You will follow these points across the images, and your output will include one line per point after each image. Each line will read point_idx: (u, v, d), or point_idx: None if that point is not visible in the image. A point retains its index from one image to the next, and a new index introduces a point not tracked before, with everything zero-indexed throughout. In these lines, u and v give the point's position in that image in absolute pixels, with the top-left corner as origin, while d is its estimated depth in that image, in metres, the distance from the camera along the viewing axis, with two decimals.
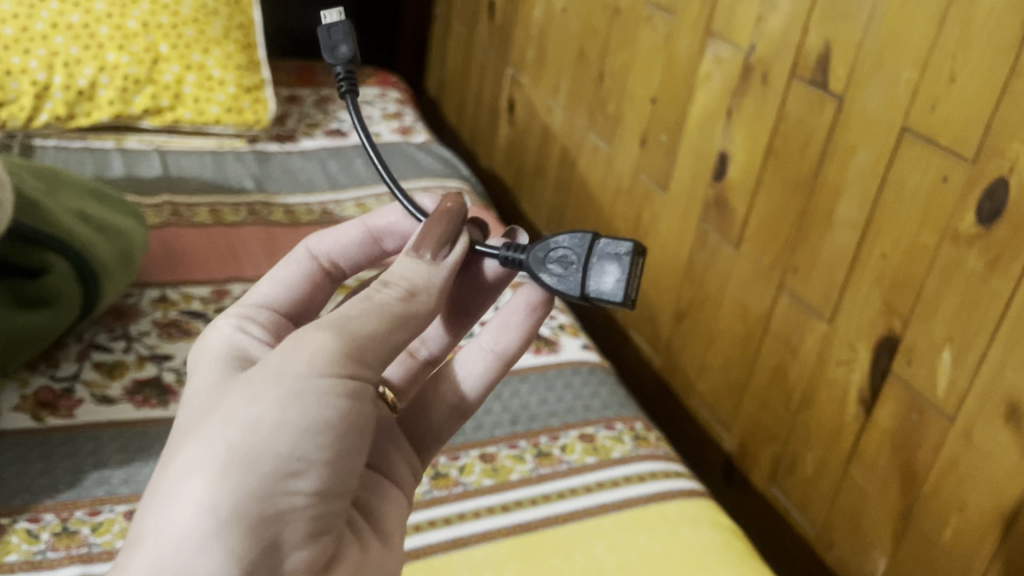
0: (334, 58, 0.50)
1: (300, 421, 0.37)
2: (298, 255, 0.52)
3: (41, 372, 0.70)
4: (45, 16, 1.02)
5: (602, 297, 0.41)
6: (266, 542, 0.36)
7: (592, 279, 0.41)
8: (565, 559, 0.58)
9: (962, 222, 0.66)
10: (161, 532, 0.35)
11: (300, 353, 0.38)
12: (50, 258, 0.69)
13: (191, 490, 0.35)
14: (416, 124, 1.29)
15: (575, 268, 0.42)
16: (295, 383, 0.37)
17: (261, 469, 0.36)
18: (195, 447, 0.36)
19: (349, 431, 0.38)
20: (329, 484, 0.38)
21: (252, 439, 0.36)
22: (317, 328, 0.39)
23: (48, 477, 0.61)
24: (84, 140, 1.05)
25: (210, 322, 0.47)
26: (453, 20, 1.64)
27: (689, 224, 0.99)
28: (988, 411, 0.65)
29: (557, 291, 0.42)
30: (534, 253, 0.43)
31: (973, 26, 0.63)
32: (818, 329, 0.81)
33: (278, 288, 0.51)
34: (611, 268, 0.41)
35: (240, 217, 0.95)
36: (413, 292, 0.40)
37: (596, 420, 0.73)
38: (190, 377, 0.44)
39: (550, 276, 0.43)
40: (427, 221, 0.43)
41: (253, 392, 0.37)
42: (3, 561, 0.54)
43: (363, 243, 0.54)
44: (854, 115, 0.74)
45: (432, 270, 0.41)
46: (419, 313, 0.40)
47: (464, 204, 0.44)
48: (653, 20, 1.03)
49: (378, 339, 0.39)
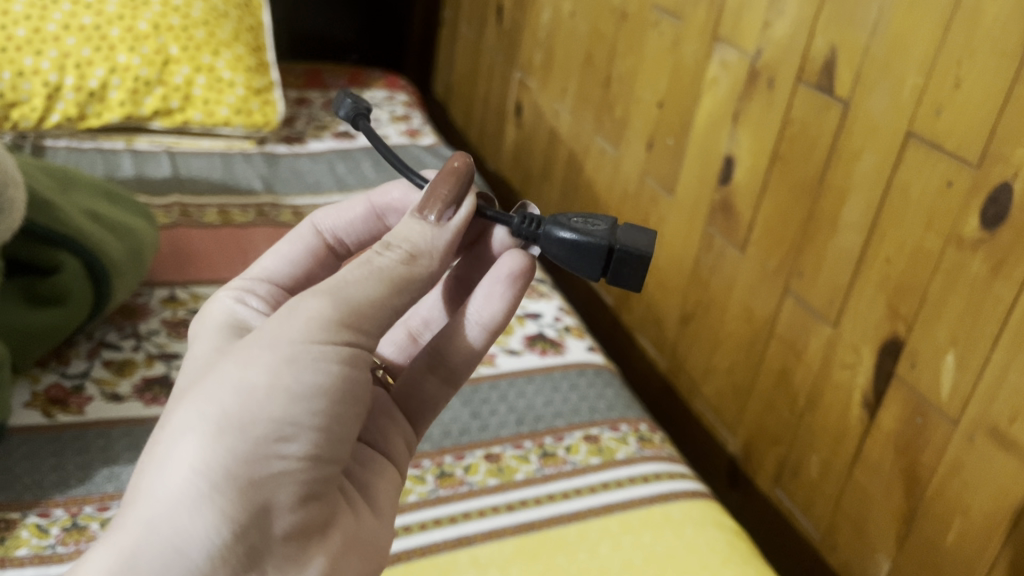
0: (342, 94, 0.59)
1: (293, 387, 0.37)
2: (303, 230, 0.54)
3: (52, 369, 0.71)
4: (57, 18, 1.03)
5: (631, 248, 0.43)
6: (255, 505, 0.37)
7: (620, 235, 0.44)
8: (570, 558, 0.59)
9: (966, 227, 0.66)
10: (155, 491, 0.36)
11: (296, 320, 0.39)
12: (61, 256, 0.70)
13: (184, 450, 0.37)
14: (423, 126, 1.29)
15: (600, 229, 0.44)
16: (289, 348, 0.38)
17: (253, 432, 0.37)
18: (190, 409, 0.38)
19: (343, 397, 0.39)
20: (322, 450, 0.39)
21: (244, 402, 0.37)
22: (315, 295, 0.39)
23: (59, 473, 0.61)
24: (95, 141, 1.07)
25: (212, 295, 0.49)
26: (461, 24, 1.65)
27: (694, 228, 0.99)
28: (992, 415, 0.66)
29: (582, 243, 0.43)
30: (556, 217, 0.46)
31: (978, 32, 0.64)
32: (823, 332, 0.82)
33: (282, 262, 0.53)
34: (638, 229, 0.44)
35: (248, 218, 0.96)
36: (415, 254, 0.41)
37: (601, 421, 0.74)
38: (192, 345, 0.46)
39: (576, 229, 0.44)
40: (434, 180, 0.43)
41: (248, 357, 0.38)
42: (14, 555, 0.55)
43: (368, 220, 0.55)
44: (860, 120, 0.75)
45: (436, 232, 0.42)
46: (420, 276, 0.41)
47: (471, 164, 0.45)
48: (660, 25, 1.04)
49: (377, 304, 0.40)
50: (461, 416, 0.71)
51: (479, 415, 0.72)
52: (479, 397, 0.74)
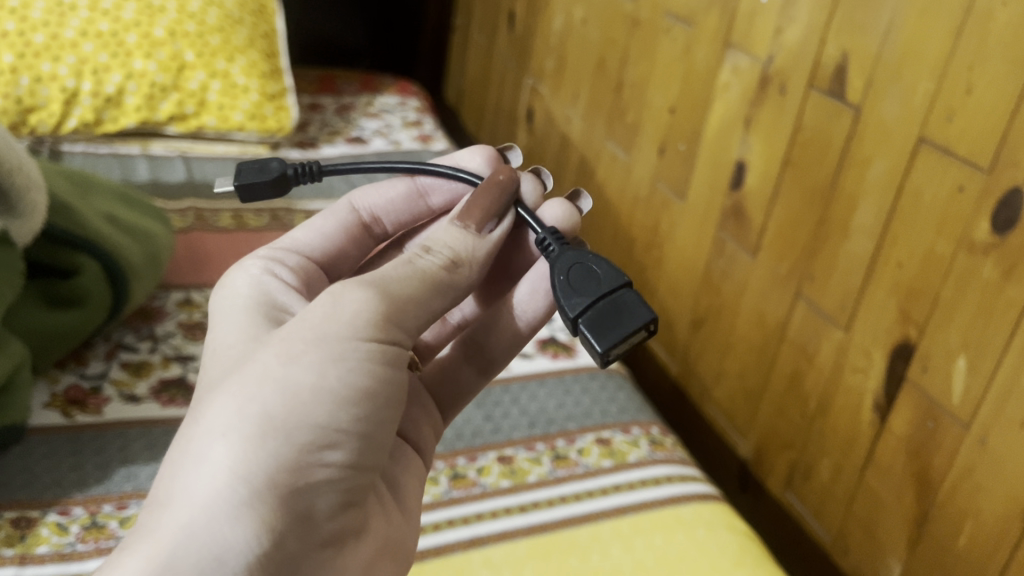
0: (258, 176, 0.54)
1: (338, 391, 0.39)
2: (340, 207, 0.56)
3: (71, 370, 0.72)
4: (74, 24, 1.04)
5: (588, 332, 0.44)
6: (295, 513, 0.38)
7: (592, 313, 0.45)
8: (582, 560, 0.59)
9: (977, 231, 0.66)
10: (192, 496, 0.37)
11: (342, 313, 0.40)
12: (81, 259, 0.71)
13: (223, 453, 0.37)
14: (436, 132, 1.31)
15: (586, 294, 0.45)
16: (337, 346, 0.40)
17: (297, 438, 0.38)
18: (228, 408, 0.39)
19: (383, 401, 0.41)
20: (361, 457, 0.40)
21: (288, 403, 0.38)
22: (359, 286, 0.42)
23: (78, 472, 0.62)
24: (111, 146, 1.09)
25: (240, 262, 0.50)
26: (472, 30, 1.66)
27: (706, 232, 1.00)
28: (1002, 419, 0.66)
29: (562, 295, 0.46)
30: (569, 254, 0.47)
31: (989, 39, 0.64)
32: (834, 337, 0.82)
33: (313, 236, 0.55)
34: (622, 315, 0.44)
35: (263, 222, 0.97)
36: (456, 261, 0.45)
37: (612, 424, 0.74)
38: (215, 324, 0.46)
39: (565, 284, 0.46)
40: (478, 194, 0.48)
41: (291, 357, 0.39)
42: (34, 552, 0.56)
43: (409, 197, 0.57)
44: (871, 125, 0.75)
45: (476, 242, 0.46)
46: (459, 284, 0.45)
47: (515, 178, 0.50)
48: (672, 32, 1.04)
49: (416, 303, 0.43)
50: (474, 419, 0.72)
51: (492, 417, 0.73)
52: (491, 400, 0.75)
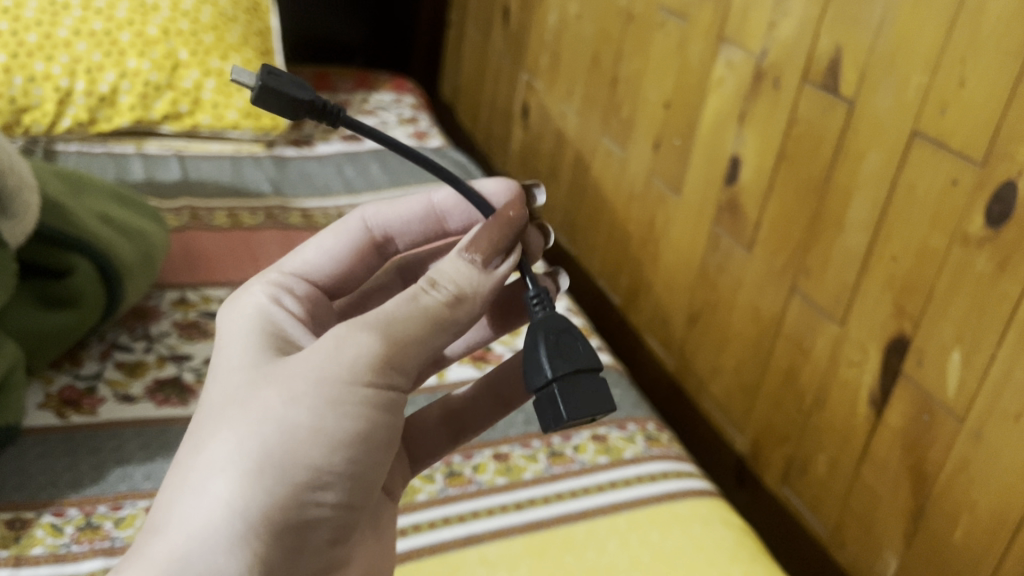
0: (298, 88, 0.46)
1: (335, 434, 0.39)
2: (351, 224, 0.55)
3: (65, 371, 0.72)
4: (67, 23, 1.04)
5: (559, 392, 0.41)
6: (287, 551, 0.38)
7: (568, 375, 0.42)
8: (577, 557, 0.59)
9: (971, 224, 0.66)
10: (190, 526, 0.37)
11: (343, 355, 0.40)
12: (74, 258, 0.70)
13: (220, 487, 0.38)
14: (431, 129, 1.30)
15: (570, 356, 0.42)
16: (336, 389, 0.40)
17: (293, 478, 0.38)
18: (229, 442, 0.39)
19: (378, 444, 0.41)
20: (354, 498, 0.40)
21: (285, 443, 0.38)
22: (363, 329, 0.41)
23: (74, 473, 0.62)
24: (106, 145, 1.07)
25: (248, 287, 0.50)
26: (467, 27, 1.66)
27: (702, 227, 0.99)
28: (998, 412, 0.66)
29: (546, 350, 0.42)
30: (557, 319, 0.44)
31: (982, 31, 0.64)
32: (830, 331, 0.82)
33: (322, 258, 0.54)
34: (596, 390, 0.42)
35: (258, 220, 0.97)
36: (460, 297, 0.43)
37: (608, 420, 0.74)
38: (219, 346, 0.46)
39: (551, 341, 0.43)
40: (488, 225, 0.45)
41: (291, 396, 0.39)
42: (29, 553, 0.56)
43: (424, 218, 0.57)
44: (865, 118, 0.75)
45: (482, 278, 0.44)
46: (461, 319, 0.43)
47: (525, 215, 0.46)
48: (666, 26, 1.04)
49: (419, 344, 0.42)
50: None
51: None
52: None
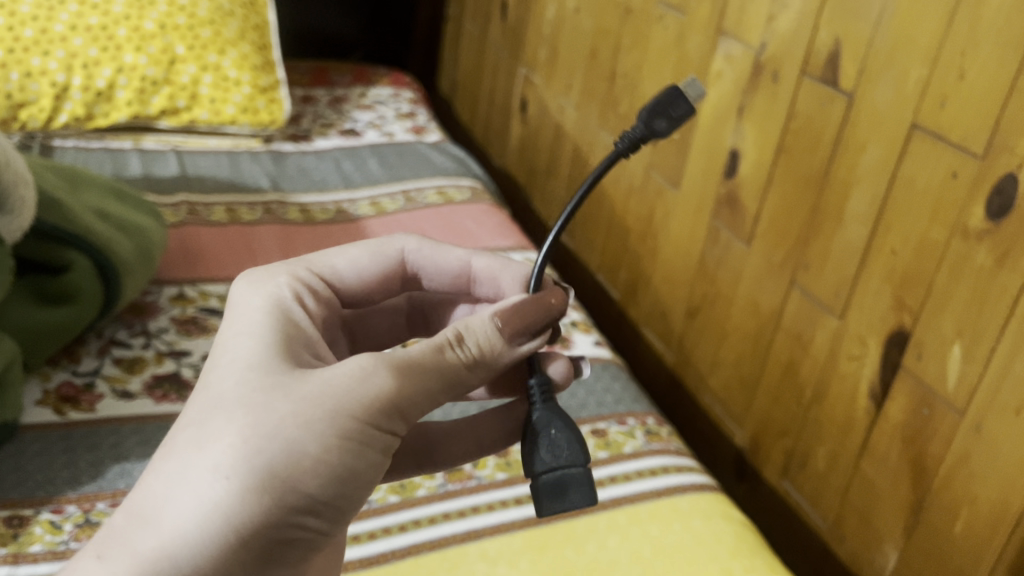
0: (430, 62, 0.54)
1: (339, 468, 0.39)
2: (388, 251, 0.54)
3: (63, 367, 0.71)
4: (64, 18, 1.04)
5: (543, 487, 0.43)
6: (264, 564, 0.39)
7: (552, 470, 0.43)
8: (578, 551, 0.59)
9: (971, 217, 0.66)
10: (182, 524, 0.37)
11: (363, 391, 0.40)
12: (72, 255, 0.70)
13: (218, 495, 0.37)
14: (429, 124, 1.30)
15: (558, 452, 0.43)
16: (348, 423, 0.39)
17: (290, 503, 0.38)
18: (234, 449, 0.38)
19: (372, 479, 0.41)
20: (338, 525, 0.41)
21: (291, 468, 0.38)
22: (386, 369, 0.41)
23: (71, 469, 0.62)
24: (103, 141, 1.07)
25: (273, 277, 0.49)
26: (465, 20, 1.66)
27: (701, 222, 0.99)
28: (998, 405, 0.65)
29: (538, 445, 0.44)
30: (553, 413, 0.45)
31: (982, 23, 0.64)
32: (829, 325, 0.82)
33: (345, 272, 0.53)
34: (576, 486, 0.43)
35: (256, 215, 0.96)
36: (477, 362, 0.43)
37: (607, 415, 0.74)
38: (230, 333, 0.44)
39: (543, 438, 0.44)
40: (526, 302, 0.45)
41: (304, 420, 0.39)
42: (28, 551, 0.55)
43: (456, 277, 0.56)
44: (865, 111, 0.75)
45: (504, 350, 0.44)
46: (469, 382, 0.44)
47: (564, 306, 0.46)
48: (664, 20, 1.03)
49: (430, 394, 0.42)
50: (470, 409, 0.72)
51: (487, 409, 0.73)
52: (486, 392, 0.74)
